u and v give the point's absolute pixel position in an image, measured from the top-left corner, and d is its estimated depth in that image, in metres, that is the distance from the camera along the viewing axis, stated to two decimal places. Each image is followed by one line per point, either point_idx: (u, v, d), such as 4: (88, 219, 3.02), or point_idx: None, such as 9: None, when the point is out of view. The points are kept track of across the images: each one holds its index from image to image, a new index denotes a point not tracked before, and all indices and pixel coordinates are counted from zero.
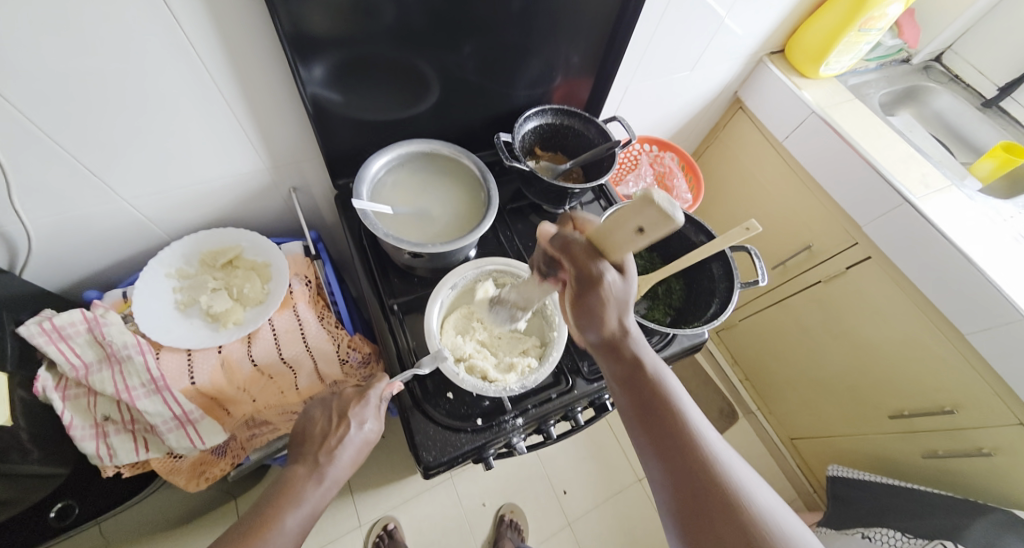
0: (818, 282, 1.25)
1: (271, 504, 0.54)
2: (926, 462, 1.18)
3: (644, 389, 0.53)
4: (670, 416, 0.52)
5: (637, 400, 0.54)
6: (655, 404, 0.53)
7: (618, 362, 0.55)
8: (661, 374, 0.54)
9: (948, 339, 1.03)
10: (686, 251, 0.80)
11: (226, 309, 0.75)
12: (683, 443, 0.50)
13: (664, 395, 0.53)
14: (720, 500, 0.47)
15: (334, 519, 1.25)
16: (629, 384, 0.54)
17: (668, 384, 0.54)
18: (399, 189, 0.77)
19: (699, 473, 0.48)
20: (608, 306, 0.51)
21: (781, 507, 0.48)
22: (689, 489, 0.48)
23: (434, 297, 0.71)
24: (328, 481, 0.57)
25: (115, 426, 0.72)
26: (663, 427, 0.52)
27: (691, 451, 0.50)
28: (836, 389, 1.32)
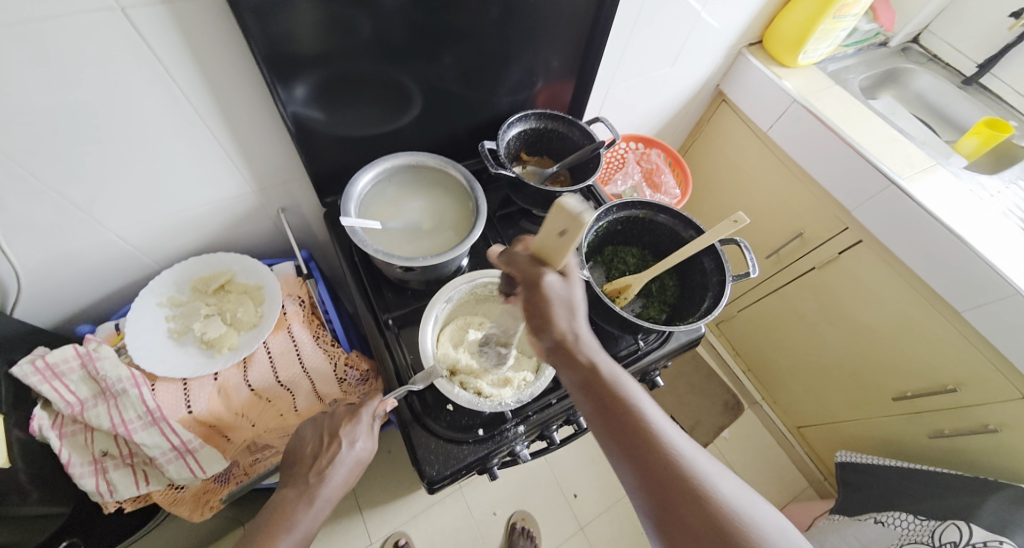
0: (813, 269, 1.26)
1: (261, 532, 0.54)
2: (934, 441, 1.18)
3: (602, 396, 0.54)
4: (630, 418, 0.53)
5: (596, 404, 0.54)
6: (615, 408, 0.53)
7: (576, 371, 0.56)
8: (618, 377, 0.55)
9: (945, 318, 1.03)
10: (677, 247, 0.80)
11: (220, 335, 0.74)
12: (644, 444, 0.51)
13: (622, 398, 0.54)
14: (683, 493, 0.48)
15: (344, 539, 1.24)
16: (587, 390, 0.55)
17: (626, 385, 0.55)
18: (386, 204, 0.77)
19: (662, 470, 0.49)
20: (557, 308, 0.54)
21: (742, 490, 0.49)
22: (653, 486, 0.49)
23: (428, 313, 0.71)
24: (317, 502, 0.56)
25: (113, 461, 0.71)
26: (625, 429, 0.52)
27: (652, 450, 0.50)
28: (838, 375, 1.32)
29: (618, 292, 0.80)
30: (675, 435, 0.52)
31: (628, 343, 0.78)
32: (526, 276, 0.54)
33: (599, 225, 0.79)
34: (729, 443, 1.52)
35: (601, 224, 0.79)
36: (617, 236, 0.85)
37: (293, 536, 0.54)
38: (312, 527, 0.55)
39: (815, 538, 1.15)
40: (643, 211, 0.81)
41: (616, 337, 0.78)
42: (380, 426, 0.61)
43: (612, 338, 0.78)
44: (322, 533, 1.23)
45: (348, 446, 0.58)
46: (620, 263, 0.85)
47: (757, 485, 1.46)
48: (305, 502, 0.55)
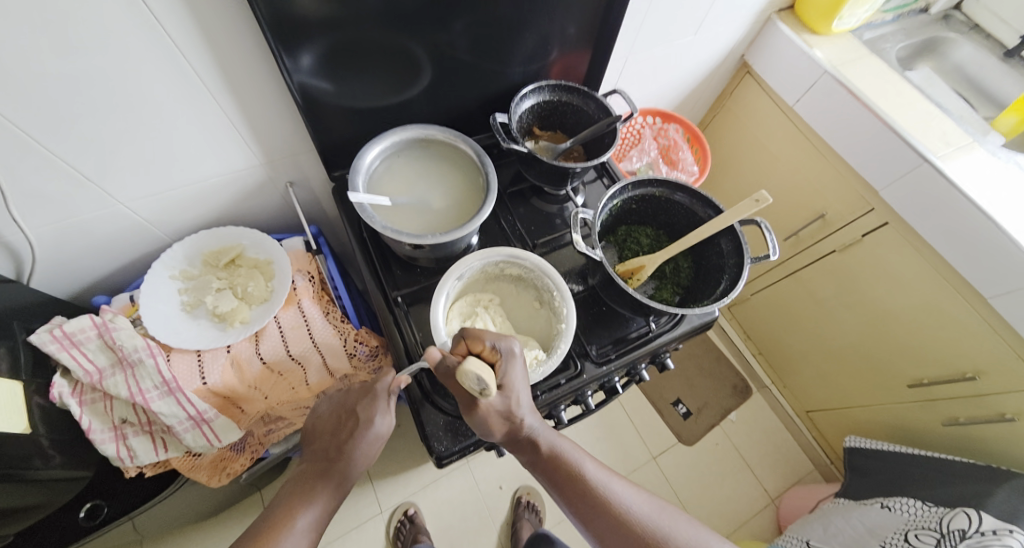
0: (833, 251, 1.22)
1: (285, 506, 0.55)
2: (947, 430, 1.16)
3: (555, 476, 0.60)
4: (588, 494, 0.59)
5: (551, 482, 0.61)
6: (569, 485, 0.59)
7: (535, 458, 0.61)
8: (561, 448, 0.61)
9: (971, 305, 1.00)
10: (694, 227, 0.78)
11: (232, 308, 0.75)
12: (604, 514, 0.58)
13: (575, 474, 0.60)
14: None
15: (355, 506, 1.28)
16: (542, 470, 0.61)
17: (570, 453, 0.61)
18: (397, 179, 0.75)
19: (625, 533, 0.56)
20: (495, 419, 0.57)
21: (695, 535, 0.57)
22: (617, 544, 0.56)
23: (438, 289, 0.69)
24: (337, 478, 0.57)
25: (133, 428, 0.73)
26: (583, 503, 0.58)
27: (612, 517, 0.57)
28: (853, 361, 1.30)
29: (630, 273, 0.78)
30: (630, 496, 0.60)
31: (639, 326, 0.77)
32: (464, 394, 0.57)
33: (613, 203, 0.77)
34: (736, 425, 1.52)
35: (616, 202, 0.77)
36: (631, 216, 0.82)
37: (316, 510, 0.55)
38: (334, 502, 0.57)
39: (819, 521, 1.16)
40: (659, 189, 0.78)
41: (626, 318, 0.78)
42: (399, 402, 0.60)
43: (623, 320, 0.77)
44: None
45: (365, 425, 0.58)
46: (634, 244, 0.82)
47: (762, 467, 1.46)
48: (326, 478, 0.57)
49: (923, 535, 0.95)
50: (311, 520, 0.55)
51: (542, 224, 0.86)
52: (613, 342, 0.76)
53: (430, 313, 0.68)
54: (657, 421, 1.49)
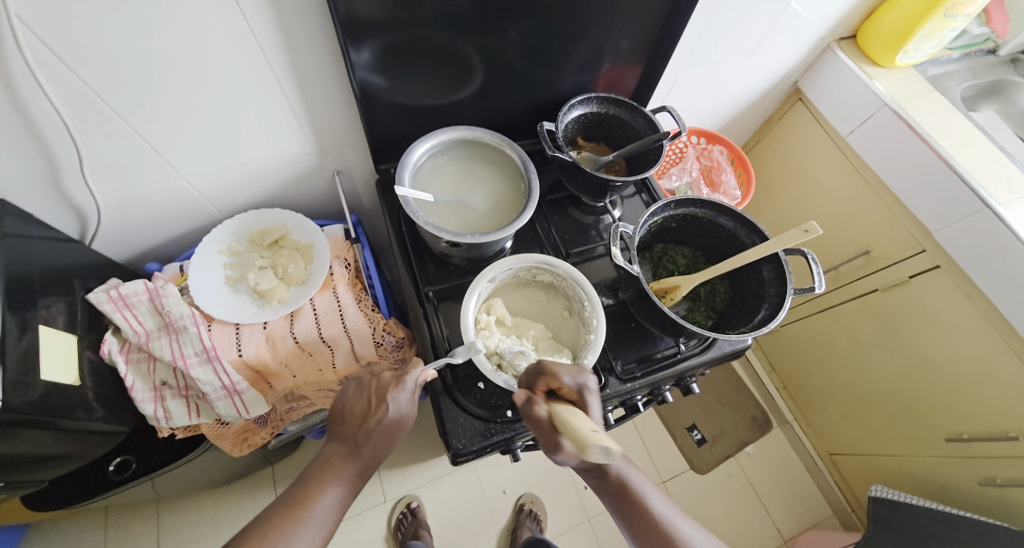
0: (875, 290, 1.18)
1: (309, 483, 0.56)
2: (982, 490, 1.10)
3: (602, 477, 0.60)
4: (653, 523, 0.57)
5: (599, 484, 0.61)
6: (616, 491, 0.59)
7: (598, 480, 0.61)
8: (629, 474, 0.60)
9: (1020, 360, 0.95)
10: (734, 252, 0.76)
11: (272, 287, 0.78)
12: (648, 527, 0.57)
13: (621, 478, 0.60)
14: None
15: (361, 493, 1.30)
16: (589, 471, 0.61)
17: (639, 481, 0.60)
18: (440, 177, 0.77)
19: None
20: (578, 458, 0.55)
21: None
22: None
23: (473, 289, 0.69)
24: (360, 459, 0.58)
25: (171, 391, 0.76)
26: (629, 512, 0.58)
27: (654, 531, 0.56)
28: (886, 406, 1.24)
29: (665, 292, 0.77)
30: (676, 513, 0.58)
31: (667, 347, 0.76)
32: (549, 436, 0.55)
33: (653, 220, 0.76)
34: (753, 458, 1.48)
35: (656, 219, 0.76)
36: (670, 234, 0.82)
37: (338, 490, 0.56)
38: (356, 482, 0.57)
39: None
40: (702, 210, 0.77)
41: (655, 337, 0.77)
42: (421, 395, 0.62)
43: (651, 338, 0.77)
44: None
45: (393, 412, 0.60)
46: (670, 263, 0.81)
47: (777, 505, 1.42)
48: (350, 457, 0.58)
49: None
50: (334, 500, 0.55)
51: (577, 234, 0.86)
52: (638, 360, 0.75)
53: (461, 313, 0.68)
54: (670, 445, 1.46)
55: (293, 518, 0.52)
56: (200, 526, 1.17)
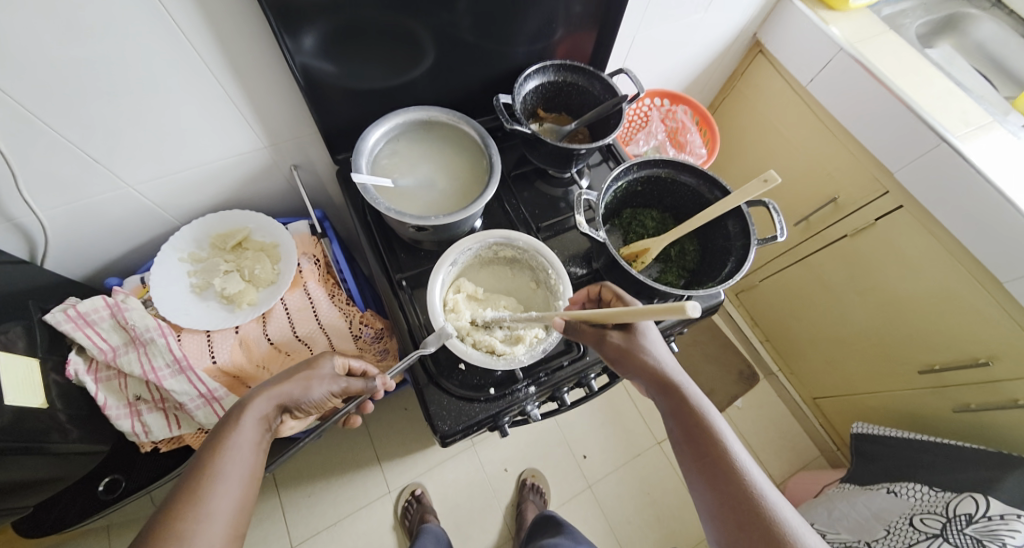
0: (844, 236, 1.20)
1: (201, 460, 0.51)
2: (958, 415, 1.15)
3: (696, 436, 0.59)
4: (705, 435, 0.58)
5: (688, 441, 0.59)
6: (710, 455, 0.57)
7: (661, 393, 0.62)
8: (689, 388, 0.62)
9: (985, 289, 0.98)
10: (700, 209, 0.77)
11: (239, 291, 0.75)
12: (732, 483, 0.55)
13: (716, 439, 0.58)
14: (754, 525, 0.52)
15: (363, 487, 1.31)
16: (681, 423, 0.60)
17: (703, 401, 0.61)
18: (398, 161, 0.75)
19: (734, 489, 0.54)
20: (636, 357, 0.62)
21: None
22: (718, 488, 0.55)
23: (435, 275, 0.67)
24: (256, 425, 0.55)
25: (147, 405, 0.74)
26: (712, 464, 0.57)
27: (725, 468, 0.56)
28: (863, 347, 1.28)
29: (635, 256, 0.78)
30: (781, 503, 0.54)
31: None
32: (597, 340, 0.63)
33: (618, 184, 0.75)
34: (742, 411, 1.51)
35: (620, 184, 0.76)
36: (637, 198, 0.82)
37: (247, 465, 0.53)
38: (258, 450, 0.55)
39: (823, 505, 1.17)
40: (666, 170, 0.76)
41: None
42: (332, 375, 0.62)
43: None
44: (344, 480, 1.30)
45: (306, 387, 0.60)
46: (638, 226, 0.82)
47: (768, 453, 1.46)
48: (246, 422, 0.55)
49: (930, 520, 0.96)
50: (241, 468, 0.52)
51: (546, 208, 0.86)
52: None
53: (428, 298, 0.67)
54: None
55: (198, 494, 0.49)
56: None
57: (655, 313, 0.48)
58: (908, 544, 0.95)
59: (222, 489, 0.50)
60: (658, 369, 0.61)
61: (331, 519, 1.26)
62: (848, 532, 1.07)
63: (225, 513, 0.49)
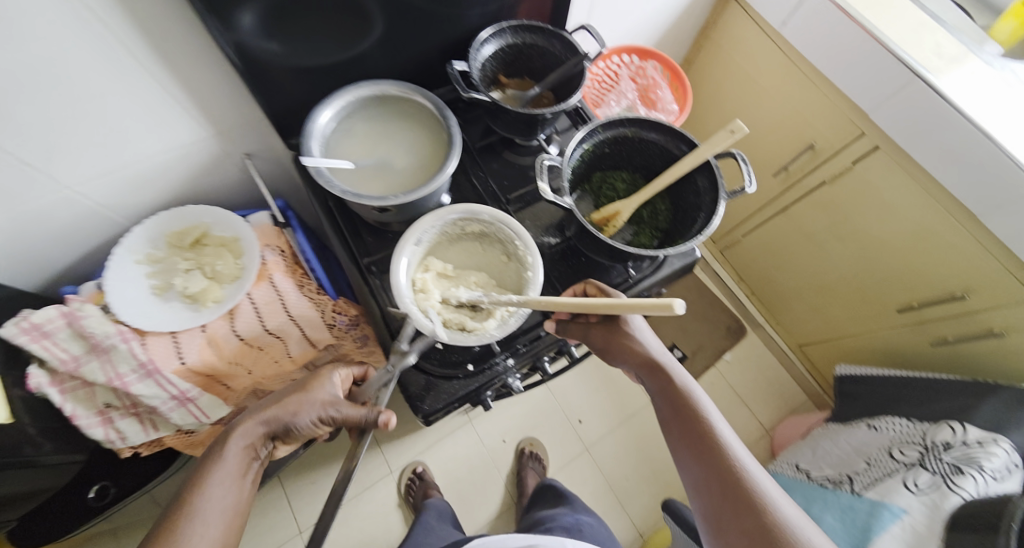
0: (823, 183, 1.19)
1: (185, 489, 0.52)
2: (936, 350, 1.18)
3: (682, 414, 0.60)
4: (691, 413, 0.60)
5: (675, 419, 0.60)
6: (696, 431, 0.58)
7: (650, 375, 0.64)
8: (677, 371, 0.63)
9: (961, 224, 0.98)
10: (668, 166, 0.75)
11: (203, 288, 0.73)
12: (716, 458, 0.56)
13: (702, 416, 0.59)
14: (736, 497, 0.53)
15: (365, 469, 1.32)
16: (669, 403, 0.62)
17: (690, 383, 0.62)
18: (354, 140, 0.71)
19: (718, 463, 0.55)
20: (624, 347, 0.65)
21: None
22: (704, 464, 0.56)
23: (399, 253, 0.64)
24: (240, 453, 0.55)
25: (118, 411, 0.73)
26: (697, 440, 0.58)
27: (709, 444, 0.57)
28: (844, 290, 1.29)
29: (606, 221, 0.76)
30: (765, 480, 0.54)
31: (619, 274, 0.77)
32: (586, 334, 0.66)
33: (583, 148, 0.72)
34: (732, 364, 1.53)
35: (586, 146, 0.73)
36: (606, 160, 0.79)
37: (229, 494, 0.53)
38: (242, 479, 0.55)
39: (808, 445, 1.20)
40: (631, 128, 0.73)
41: (606, 267, 0.78)
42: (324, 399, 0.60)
43: (602, 269, 0.78)
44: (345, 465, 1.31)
45: (291, 414, 0.58)
46: (609, 190, 0.80)
47: (758, 401, 1.49)
48: (231, 450, 0.55)
49: (907, 449, 0.98)
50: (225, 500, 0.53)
51: (515, 178, 0.83)
52: None
53: (393, 280, 0.64)
54: None
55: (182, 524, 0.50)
56: None
57: (640, 307, 0.52)
58: (887, 474, 0.97)
59: (201, 521, 0.50)
60: (648, 358, 0.63)
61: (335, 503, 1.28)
62: (830, 468, 1.10)
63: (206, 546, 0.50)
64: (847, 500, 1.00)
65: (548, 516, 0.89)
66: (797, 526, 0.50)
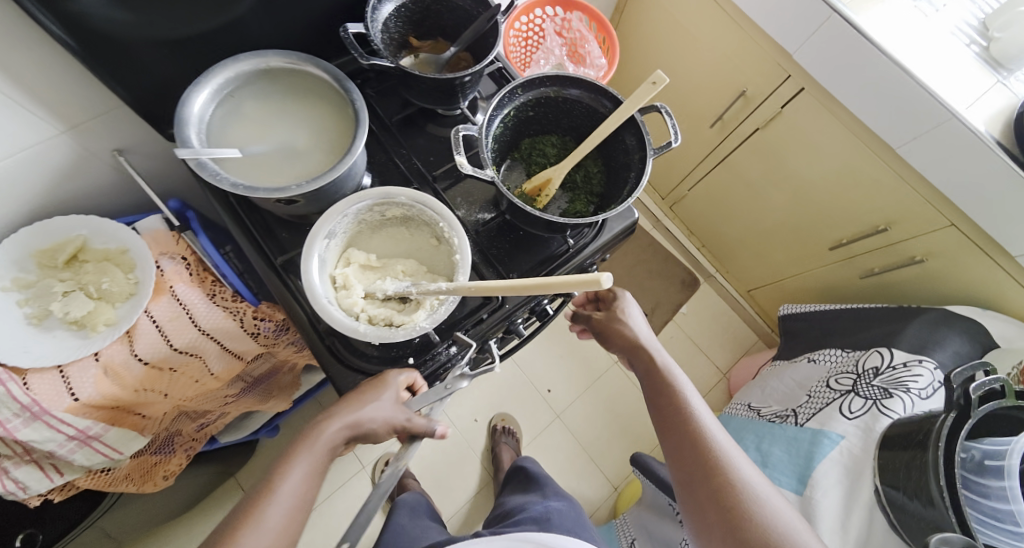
0: (756, 129, 1.19)
1: (258, 488, 0.53)
2: (866, 281, 1.24)
3: (658, 389, 0.63)
4: (666, 389, 0.62)
5: (652, 394, 0.64)
6: (670, 404, 0.61)
7: (633, 355, 0.67)
8: (659, 352, 0.66)
9: (882, 159, 1.01)
10: (596, 125, 0.71)
11: (89, 312, 0.64)
12: (685, 430, 0.58)
13: (676, 390, 0.62)
14: (700, 466, 0.55)
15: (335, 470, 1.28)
16: (647, 380, 0.65)
17: (669, 362, 0.65)
18: (245, 124, 0.62)
19: (687, 435, 0.58)
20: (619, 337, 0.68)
21: (787, 509, 0.52)
22: (674, 435, 0.59)
23: (308, 250, 0.57)
24: (326, 449, 0.56)
25: (11, 460, 0.61)
26: (670, 413, 0.61)
27: (681, 417, 0.60)
28: (783, 233, 1.33)
29: (538, 190, 0.72)
30: (731, 449, 0.57)
31: (559, 244, 0.74)
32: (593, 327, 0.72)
33: (504, 114, 0.67)
34: (687, 316, 1.56)
35: (508, 112, 0.67)
36: (533, 125, 0.73)
37: (295, 495, 0.53)
38: (317, 476, 0.56)
39: (757, 385, 1.25)
40: (553, 87, 0.68)
41: (545, 239, 0.74)
42: (394, 399, 0.58)
43: (542, 241, 0.74)
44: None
45: (362, 417, 0.57)
46: (539, 156, 0.76)
47: (714, 347, 1.54)
48: (306, 452, 0.55)
49: (843, 378, 1.03)
50: (290, 501, 0.53)
51: (442, 152, 0.77)
52: (534, 266, 0.73)
53: (306, 280, 0.57)
54: None
55: (251, 521, 0.50)
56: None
57: (566, 285, 0.49)
58: (824, 405, 1.01)
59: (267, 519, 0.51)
60: (635, 340, 0.67)
61: None
62: (778, 404, 1.14)
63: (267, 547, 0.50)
64: (791, 431, 1.02)
65: (521, 506, 0.87)
66: (756, 491, 0.53)
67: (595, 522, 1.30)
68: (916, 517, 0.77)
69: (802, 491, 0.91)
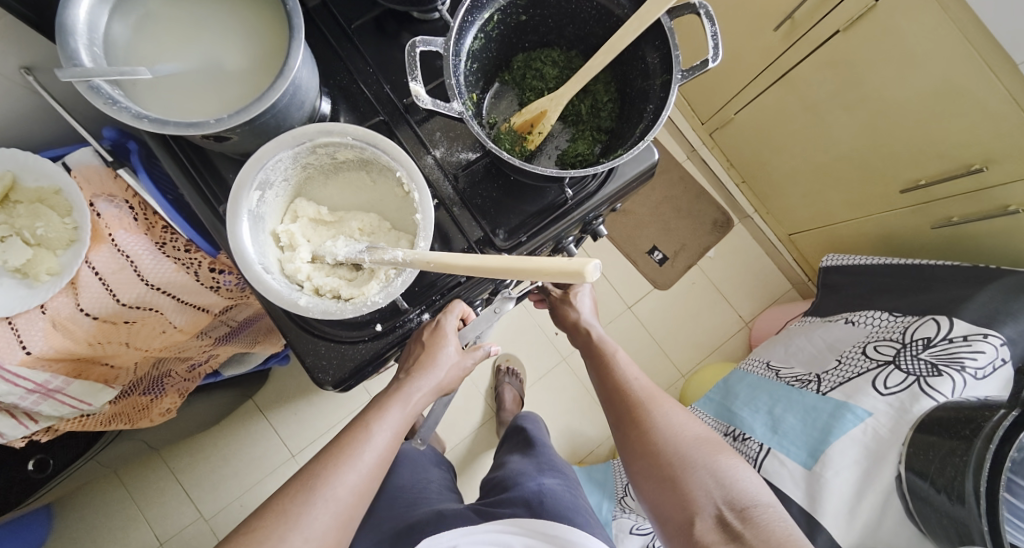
0: (836, 32, 0.93)
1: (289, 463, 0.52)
2: (937, 231, 1.06)
3: (595, 361, 0.75)
4: (601, 360, 0.74)
5: (592, 364, 0.75)
6: (603, 370, 0.72)
7: (578, 335, 0.79)
8: (600, 332, 0.77)
9: (996, 77, 0.77)
10: (608, 33, 0.54)
11: (28, 260, 0.58)
12: (616, 390, 0.69)
13: (609, 359, 0.73)
14: (626, 416, 0.66)
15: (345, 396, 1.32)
16: (588, 354, 0.77)
17: (605, 338, 0.76)
18: (158, 35, 0.49)
19: (617, 394, 0.69)
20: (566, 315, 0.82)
21: (695, 436, 0.62)
22: (607, 394, 0.70)
23: (235, 208, 0.48)
24: (414, 403, 0.60)
25: None
26: (606, 378, 0.71)
27: (612, 379, 0.70)
28: (847, 169, 1.11)
29: (531, 125, 0.57)
30: (652, 396, 0.67)
31: (556, 196, 0.60)
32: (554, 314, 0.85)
33: (486, 20, 0.50)
34: (715, 261, 1.41)
35: (491, 15, 0.50)
36: (529, 34, 0.57)
37: (380, 449, 0.56)
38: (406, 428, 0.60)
39: (783, 342, 1.14)
40: None
41: (540, 188, 0.60)
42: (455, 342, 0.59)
43: (536, 189, 0.60)
44: (323, 394, 1.30)
45: (437, 371, 0.59)
46: (536, 77, 0.60)
47: (744, 292, 1.41)
48: (393, 413, 0.59)
49: (884, 346, 0.91)
50: (379, 455, 0.56)
51: None
52: (522, 222, 0.60)
53: (238, 247, 0.48)
54: (632, 270, 1.38)
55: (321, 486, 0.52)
56: (208, 469, 1.25)
57: (539, 271, 0.37)
58: (857, 374, 0.90)
59: (350, 470, 0.54)
60: (577, 321, 0.80)
61: (321, 429, 1.29)
62: (803, 366, 1.03)
63: (352, 495, 0.53)
64: (810, 399, 0.93)
65: (514, 477, 0.84)
66: (670, 426, 0.63)
67: (594, 460, 1.31)
68: (938, 511, 0.68)
69: (812, 465, 0.85)
